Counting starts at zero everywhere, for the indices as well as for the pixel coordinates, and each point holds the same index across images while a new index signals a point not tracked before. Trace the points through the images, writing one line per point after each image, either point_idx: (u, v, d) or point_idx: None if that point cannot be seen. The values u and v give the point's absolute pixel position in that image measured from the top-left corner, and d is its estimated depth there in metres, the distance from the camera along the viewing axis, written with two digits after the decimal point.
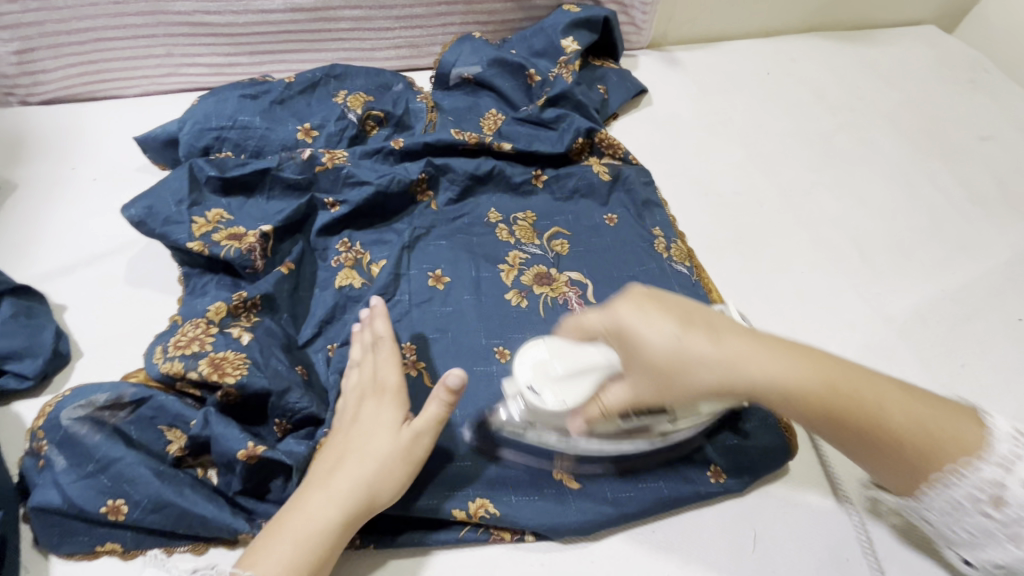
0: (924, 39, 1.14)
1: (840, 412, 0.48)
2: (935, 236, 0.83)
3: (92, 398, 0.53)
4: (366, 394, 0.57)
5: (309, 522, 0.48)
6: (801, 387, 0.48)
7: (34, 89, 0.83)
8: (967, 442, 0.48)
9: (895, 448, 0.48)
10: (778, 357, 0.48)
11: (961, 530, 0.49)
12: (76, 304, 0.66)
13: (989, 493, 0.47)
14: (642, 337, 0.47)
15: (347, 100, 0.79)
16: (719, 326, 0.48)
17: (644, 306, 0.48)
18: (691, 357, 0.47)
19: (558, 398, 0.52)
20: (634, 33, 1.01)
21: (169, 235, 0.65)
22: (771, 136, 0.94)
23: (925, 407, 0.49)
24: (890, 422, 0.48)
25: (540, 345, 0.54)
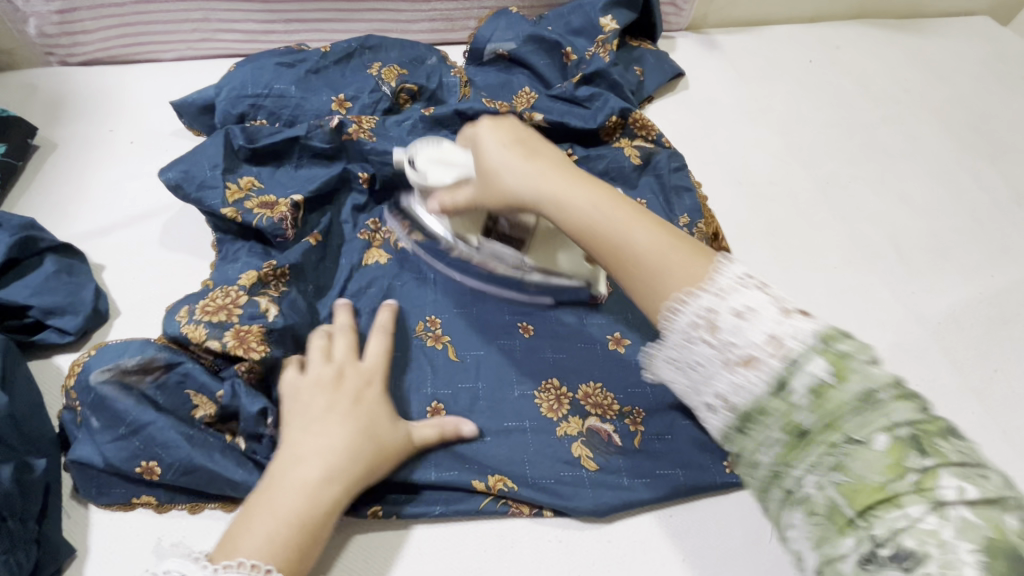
0: (977, 31, 1.09)
1: (596, 236, 0.50)
2: (974, 237, 0.80)
3: (119, 362, 0.53)
4: (346, 375, 0.56)
5: (288, 509, 0.47)
6: (583, 209, 0.51)
7: (74, 50, 0.84)
8: (695, 277, 0.46)
9: (639, 272, 0.48)
10: (578, 186, 0.52)
11: (694, 366, 0.45)
12: (113, 264, 0.67)
13: (706, 320, 0.44)
14: (483, 145, 0.56)
15: (381, 73, 0.79)
16: (542, 145, 0.56)
17: (500, 125, 0.57)
18: (496, 147, 0.55)
19: (428, 175, 0.60)
20: (674, 14, 0.99)
21: (203, 200, 0.66)
22: (810, 126, 0.91)
23: (669, 233, 0.49)
24: (635, 250, 0.49)
25: (438, 143, 0.62)
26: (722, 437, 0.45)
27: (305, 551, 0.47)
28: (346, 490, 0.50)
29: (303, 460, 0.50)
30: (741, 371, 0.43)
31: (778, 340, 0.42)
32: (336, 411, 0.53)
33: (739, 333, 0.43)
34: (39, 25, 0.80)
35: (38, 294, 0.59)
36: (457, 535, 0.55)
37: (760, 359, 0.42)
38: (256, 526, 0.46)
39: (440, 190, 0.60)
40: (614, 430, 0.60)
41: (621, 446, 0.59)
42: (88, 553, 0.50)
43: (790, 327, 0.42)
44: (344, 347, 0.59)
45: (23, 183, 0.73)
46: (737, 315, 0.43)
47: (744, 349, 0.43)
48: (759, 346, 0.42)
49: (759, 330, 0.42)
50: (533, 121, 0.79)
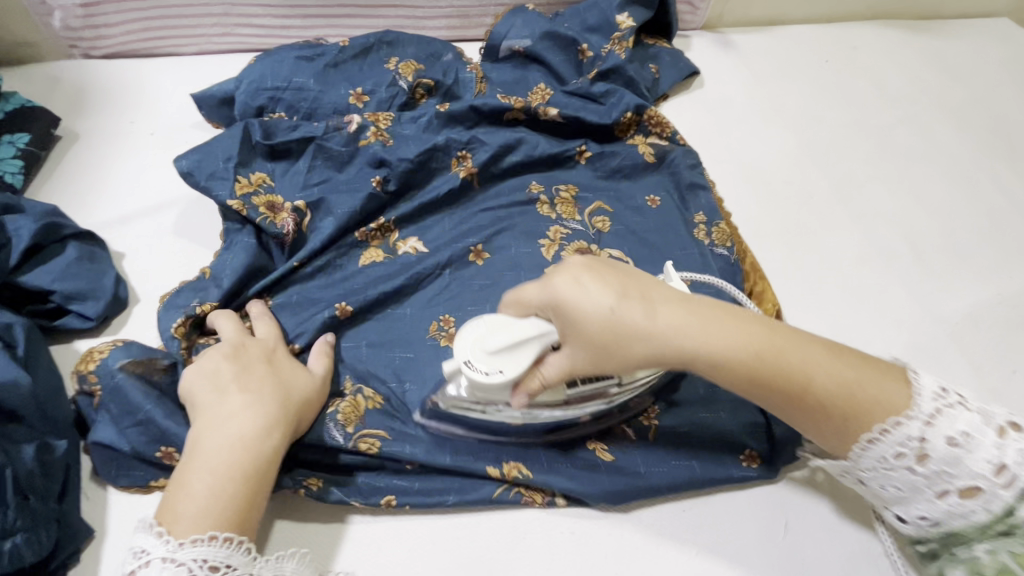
0: (995, 32, 1.08)
1: (773, 380, 0.47)
2: (993, 238, 0.80)
3: (144, 352, 0.55)
4: (247, 345, 0.57)
5: (223, 468, 0.48)
6: (741, 356, 0.47)
7: (98, 43, 0.86)
8: (893, 402, 0.47)
9: (827, 411, 0.47)
10: (721, 329, 0.47)
11: (888, 484, 0.48)
12: (133, 253, 0.68)
13: (914, 449, 0.46)
14: (580, 311, 0.46)
15: (398, 67, 0.80)
16: (651, 286, 0.49)
17: (583, 278, 0.47)
18: (607, 309, 0.46)
19: (501, 370, 0.49)
20: (689, 13, 0.99)
21: (211, 190, 0.66)
22: (825, 126, 0.91)
23: (845, 362, 0.48)
24: (818, 388, 0.47)
25: (476, 322, 0.51)
26: (918, 537, 0.50)
27: (254, 505, 0.48)
28: (282, 441, 0.51)
29: (230, 420, 0.50)
30: (956, 496, 0.46)
31: (1004, 469, 0.45)
32: (252, 373, 0.54)
33: (954, 462, 0.46)
34: (64, 18, 0.82)
35: (60, 279, 0.60)
36: (470, 524, 0.55)
37: (984, 489, 0.45)
38: (193, 489, 0.46)
39: (522, 379, 0.50)
40: (630, 422, 0.60)
41: (636, 439, 0.59)
42: (105, 532, 0.50)
43: (1009, 450, 0.45)
44: (263, 329, 0.60)
45: (46, 172, 0.75)
46: (954, 442, 0.45)
47: (966, 478, 0.45)
48: (984, 476, 0.45)
49: (980, 458, 0.45)
50: (548, 116, 0.80)
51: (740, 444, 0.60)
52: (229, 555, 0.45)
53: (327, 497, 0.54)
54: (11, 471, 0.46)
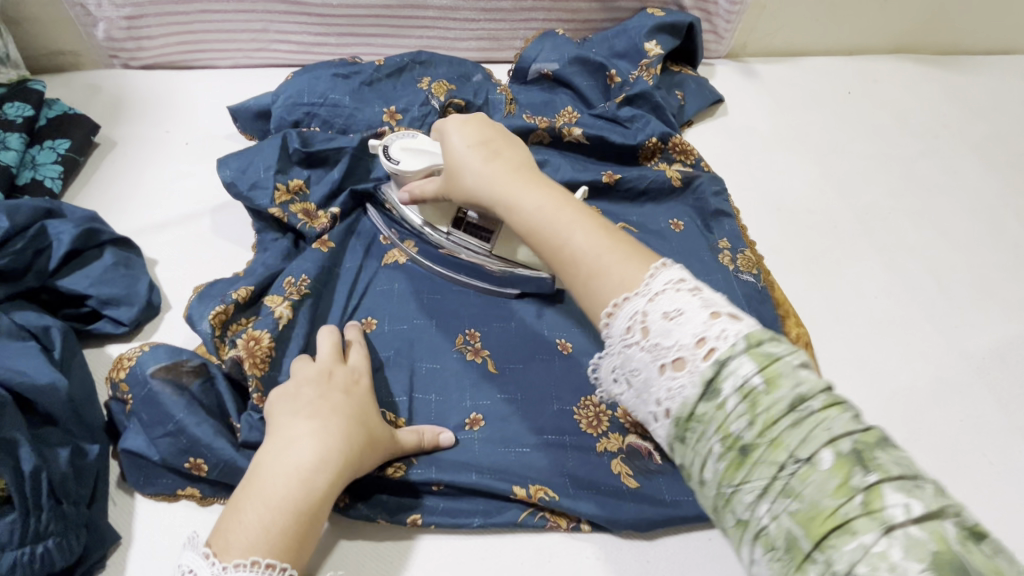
0: (1014, 69, 1.09)
1: (540, 235, 0.50)
2: (1017, 273, 0.80)
3: (178, 358, 0.54)
4: (335, 373, 0.56)
5: (275, 496, 0.47)
6: (532, 212, 0.51)
7: (137, 54, 0.88)
8: (628, 279, 0.45)
9: (575, 272, 0.48)
10: (528, 189, 0.52)
11: (631, 370, 0.43)
12: (166, 260, 0.69)
13: (639, 323, 0.42)
14: (449, 140, 0.58)
15: (431, 87, 0.81)
16: (509, 150, 0.56)
17: (471, 121, 0.59)
18: (460, 152, 0.56)
19: (399, 161, 0.63)
20: (714, 42, 1.01)
21: (252, 199, 0.69)
22: (847, 156, 0.92)
23: (609, 238, 0.48)
24: (573, 250, 0.48)
25: (413, 134, 0.66)
26: (668, 444, 0.42)
27: (308, 535, 0.47)
28: (337, 473, 0.49)
29: (294, 443, 0.50)
30: (672, 371, 0.40)
31: (706, 342, 0.40)
32: (327, 400, 0.53)
33: (668, 334, 0.41)
34: (107, 29, 0.84)
35: (97, 284, 0.61)
36: (494, 547, 0.55)
37: (689, 360, 0.40)
38: (246, 512, 0.46)
39: (412, 177, 0.63)
40: (654, 448, 0.60)
41: (661, 465, 0.59)
42: (133, 540, 0.50)
43: (718, 328, 0.40)
44: (328, 347, 0.58)
45: (83, 178, 0.76)
46: (666, 316, 0.41)
47: (674, 350, 0.40)
48: (688, 346, 0.40)
49: (688, 330, 0.40)
50: (572, 135, 0.81)
51: None
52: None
53: (355, 515, 0.54)
54: (47, 473, 0.46)
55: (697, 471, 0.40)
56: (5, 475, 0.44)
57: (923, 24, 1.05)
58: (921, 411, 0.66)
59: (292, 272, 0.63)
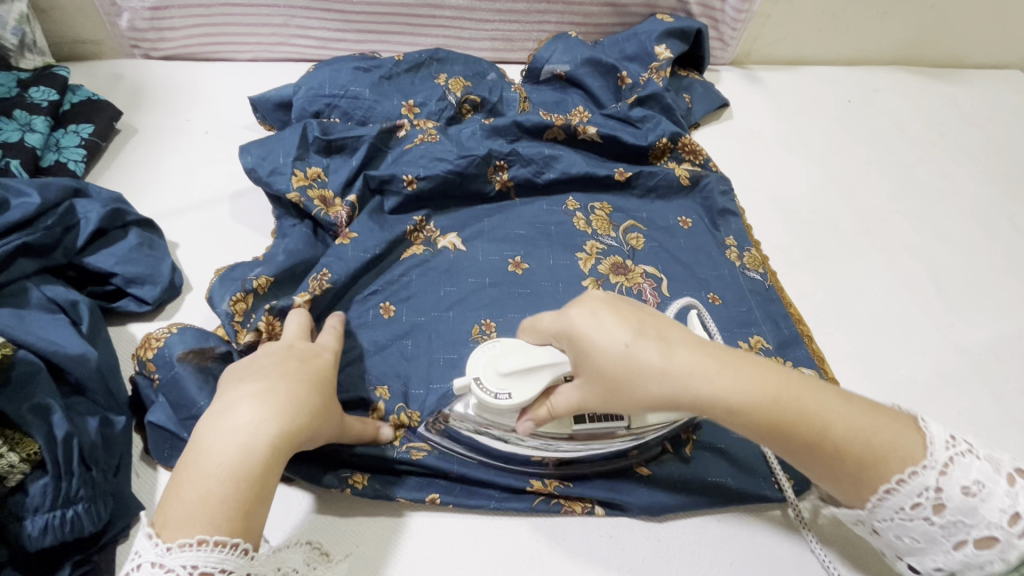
0: (1008, 83, 1.13)
1: (789, 429, 0.45)
2: (1012, 275, 0.83)
3: (203, 344, 0.56)
4: (295, 347, 0.55)
5: (208, 464, 0.43)
6: (762, 403, 0.44)
7: (159, 45, 0.90)
8: (908, 453, 0.44)
9: (846, 463, 0.45)
10: (749, 376, 0.45)
11: (904, 535, 0.45)
12: (187, 243, 0.71)
13: (932, 499, 0.43)
14: (596, 345, 0.45)
15: (448, 83, 0.84)
16: (670, 328, 0.47)
17: (602, 312, 0.46)
18: (626, 353, 0.45)
19: (508, 394, 0.50)
20: (720, 48, 1.04)
21: (272, 184, 0.70)
22: (848, 161, 0.95)
23: (857, 408, 0.45)
24: (835, 437, 0.44)
25: (494, 344, 0.53)
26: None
27: (254, 507, 0.43)
28: (278, 434, 0.46)
29: (235, 408, 0.46)
30: (974, 546, 0.43)
31: (1020, 518, 0.42)
32: (285, 368, 0.51)
33: (971, 513, 0.43)
34: (131, 19, 0.86)
35: (122, 263, 0.62)
36: (509, 528, 0.56)
37: (1001, 539, 0.42)
38: (180, 485, 0.43)
39: (530, 405, 0.51)
40: (665, 438, 0.61)
41: (673, 455, 0.60)
42: (153, 509, 0.51)
43: (1022, 498, 0.42)
44: (294, 328, 0.58)
45: (105, 162, 0.78)
46: (967, 492, 0.42)
47: (983, 529, 0.42)
48: (1000, 526, 0.42)
49: (994, 507, 0.42)
50: (587, 134, 0.83)
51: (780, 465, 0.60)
52: (222, 559, 0.41)
53: (372, 495, 0.56)
54: (78, 440, 0.48)
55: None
56: (40, 437, 0.46)
57: (921, 36, 1.09)
58: (920, 403, 0.69)
59: (319, 268, 0.65)
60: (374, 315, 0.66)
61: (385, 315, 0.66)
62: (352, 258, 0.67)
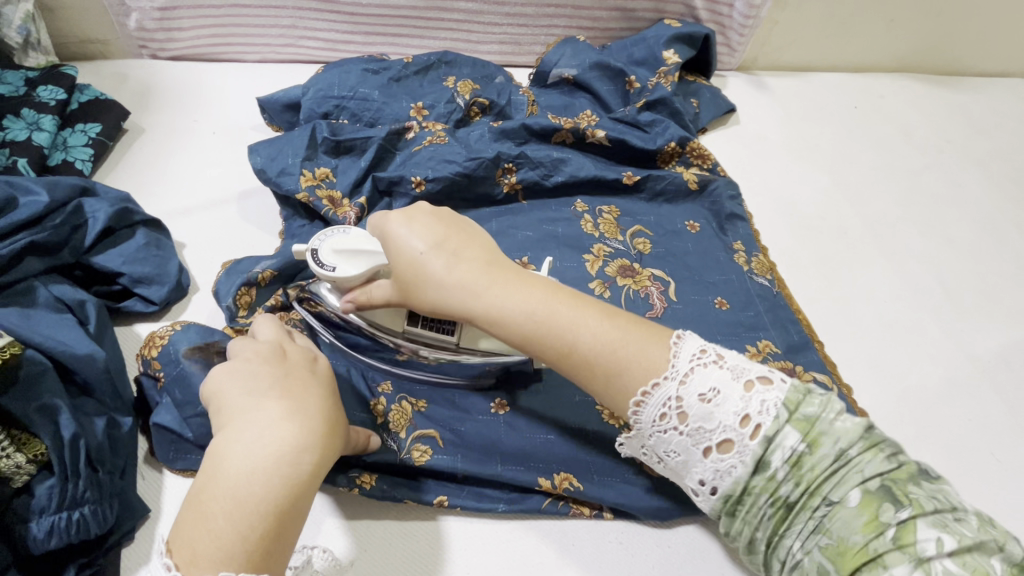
0: (1013, 91, 1.14)
1: (540, 333, 0.47)
2: (1020, 282, 0.82)
3: (210, 338, 0.54)
4: (288, 350, 0.51)
5: (242, 497, 0.41)
6: (521, 309, 0.48)
7: (167, 45, 0.90)
8: (652, 364, 0.45)
9: (597, 374, 0.47)
10: (511, 287, 0.49)
11: (666, 453, 0.46)
12: (194, 244, 0.70)
13: (676, 410, 0.44)
14: (397, 243, 0.51)
15: (456, 85, 0.84)
16: (469, 240, 0.52)
17: (416, 220, 0.52)
18: (419, 253, 0.50)
19: (333, 267, 0.54)
20: (727, 54, 1.04)
21: (281, 185, 0.70)
22: (855, 167, 0.95)
23: (612, 325, 0.47)
24: (581, 347, 0.47)
25: (345, 230, 0.57)
26: (712, 512, 0.47)
27: (289, 533, 0.42)
28: (319, 461, 0.44)
29: (266, 431, 0.43)
30: (717, 452, 0.44)
31: (750, 420, 0.43)
32: (293, 379, 0.48)
33: (709, 419, 0.43)
34: (139, 19, 0.86)
35: (129, 263, 0.62)
36: (519, 531, 0.56)
37: (736, 441, 0.43)
38: (210, 520, 0.40)
39: (349, 284, 0.55)
40: None
41: None
42: (161, 514, 0.50)
43: (758, 401, 0.43)
44: (269, 329, 0.53)
45: (112, 162, 0.77)
46: (704, 399, 0.44)
47: (720, 435, 0.43)
48: (735, 429, 0.43)
49: (729, 413, 0.43)
50: (595, 137, 0.83)
51: None
52: None
53: (380, 496, 0.55)
54: (85, 441, 0.47)
55: (745, 530, 0.45)
56: (47, 439, 0.45)
57: (927, 44, 1.10)
58: (929, 410, 0.68)
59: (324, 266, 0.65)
60: None
61: None
62: None
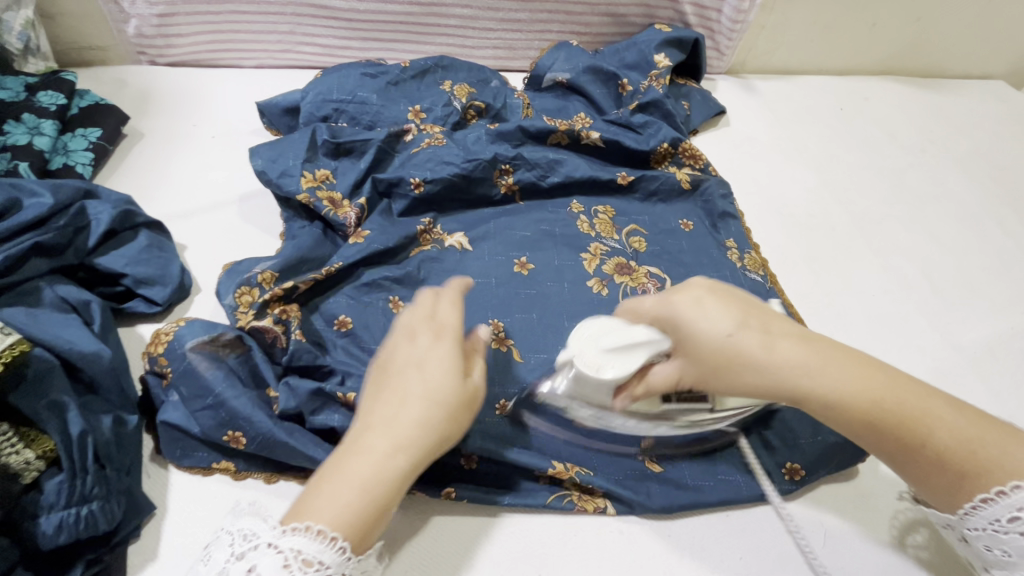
0: (993, 93, 1.17)
1: (886, 427, 0.46)
2: (1004, 276, 0.85)
3: (215, 333, 0.55)
4: (419, 330, 0.51)
5: (381, 467, 0.45)
6: (858, 399, 0.46)
7: (166, 51, 0.91)
8: (1019, 467, 0.44)
9: (935, 464, 0.46)
10: (847, 373, 0.47)
11: (997, 543, 0.45)
12: (195, 246, 0.71)
13: None
14: (698, 330, 0.48)
15: (453, 89, 0.85)
16: (764, 315, 0.49)
17: (704, 301, 0.49)
18: (723, 337, 0.47)
19: (609, 369, 0.51)
20: (716, 58, 1.07)
21: (282, 186, 0.71)
22: (844, 167, 0.97)
23: (965, 417, 0.46)
24: (937, 444, 0.46)
25: (590, 321, 0.53)
26: None
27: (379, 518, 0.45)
28: (410, 464, 0.46)
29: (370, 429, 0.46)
30: None
31: None
32: (407, 376, 0.48)
33: None
34: (139, 26, 0.87)
35: (132, 264, 0.62)
36: (524, 525, 0.57)
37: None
38: (342, 480, 0.44)
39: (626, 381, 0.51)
40: (675, 434, 0.62)
41: (684, 448, 0.62)
42: (166, 510, 0.51)
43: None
44: (444, 308, 0.53)
45: (112, 166, 0.78)
46: None
47: None
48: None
49: None
50: (589, 138, 0.85)
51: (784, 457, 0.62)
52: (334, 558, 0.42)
53: None
54: (92, 438, 0.48)
55: None
56: (55, 436, 0.46)
57: (909, 48, 1.13)
58: None
59: (326, 265, 0.67)
60: (383, 308, 0.67)
61: (393, 308, 0.67)
62: (366, 251, 0.69)
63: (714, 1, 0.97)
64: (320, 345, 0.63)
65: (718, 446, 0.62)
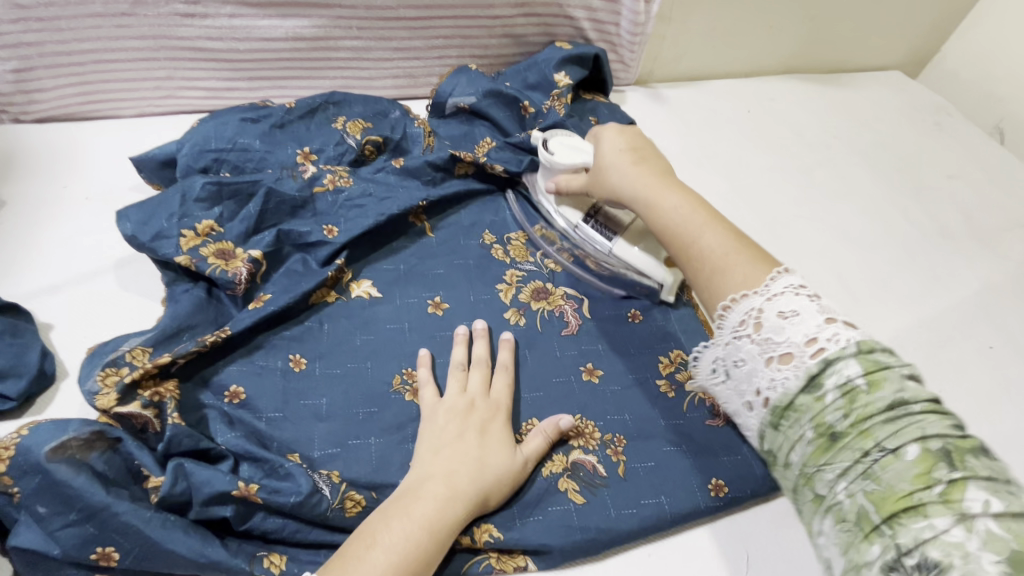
0: (889, 84, 1.22)
1: (673, 235, 0.63)
2: (910, 267, 0.87)
3: (68, 435, 0.49)
4: (477, 404, 0.60)
5: (441, 511, 0.51)
6: (671, 215, 0.63)
7: (28, 108, 0.83)
8: (748, 279, 0.55)
9: (701, 270, 0.59)
10: (670, 192, 0.65)
11: (738, 361, 0.52)
12: (61, 324, 0.64)
13: (753, 319, 0.52)
14: (603, 144, 0.72)
15: (346, 126, 0.81)
16: (655, 156, 0.70)
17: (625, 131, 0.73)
18: (612, 153, 0.71)
19: (552, 154, 0.76)
20: (622, 70, 1.06)
21: (158, 250, 0.65)
22: (753, 170, 0.98)
23: (739, 243, 0.58)
24: (702, 250, 0.60)
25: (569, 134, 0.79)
26: (762, 429, 0.51)
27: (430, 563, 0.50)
28: (466, 511, 0.53)
29: (432, 478, 0.53)
30: (778, 364, 0.49)
31: (817, 342, 0.47)
32: (465, 440, 0.57)
33: (780, 331, 0.49)
34: None
35: None
36: None
37: (796, 356, 0.48)
38: (409, 521, 0.50)
39: (558, 170, 0.76)
40: (597, 461, 0.61)
41: (606, 477, 0.60)
42: None
43: (831, 332, 0.47)
44: (477, 380, 0.62)
45: None
46: (781, 316, 0.50)
47: (784, 346, 0.49)
48: (798, 345, 0.48)
49: (800, 331, 0.48)
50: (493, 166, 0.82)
51: (708, 474, 0.61)
52: None
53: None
54: None
55: (795, 460, 0.47)
56: None
57: (808, 46, 1.16)
58: None
59: (219, 329, 0.62)
60: (285, 368, 0.63)
61: (297, 370, 0.63)
62: (268, 310, 0.64)
63: (610, 16, 0.97)
64: (201, 424, 0.57)
65: (643, 475, 0.60)
